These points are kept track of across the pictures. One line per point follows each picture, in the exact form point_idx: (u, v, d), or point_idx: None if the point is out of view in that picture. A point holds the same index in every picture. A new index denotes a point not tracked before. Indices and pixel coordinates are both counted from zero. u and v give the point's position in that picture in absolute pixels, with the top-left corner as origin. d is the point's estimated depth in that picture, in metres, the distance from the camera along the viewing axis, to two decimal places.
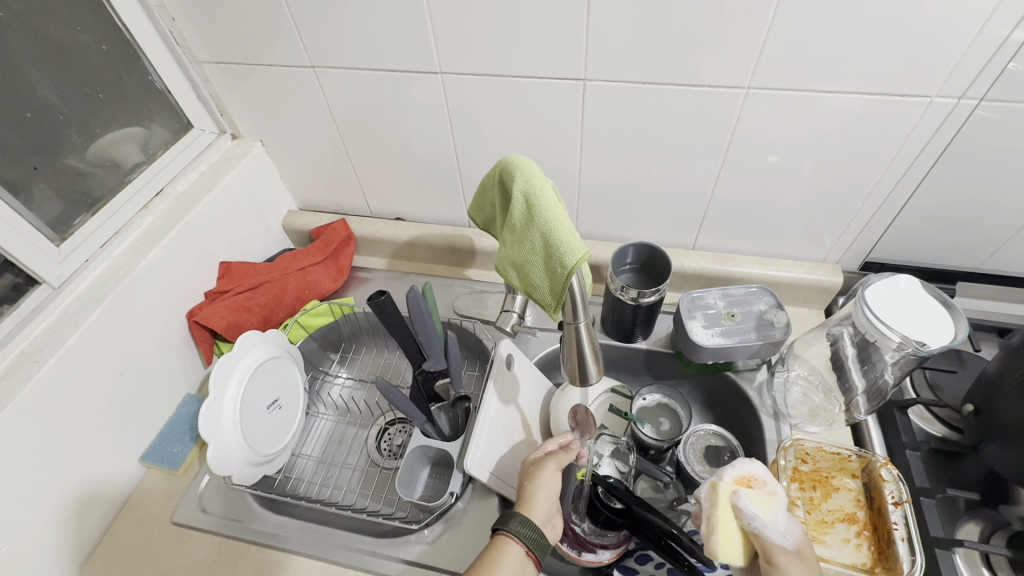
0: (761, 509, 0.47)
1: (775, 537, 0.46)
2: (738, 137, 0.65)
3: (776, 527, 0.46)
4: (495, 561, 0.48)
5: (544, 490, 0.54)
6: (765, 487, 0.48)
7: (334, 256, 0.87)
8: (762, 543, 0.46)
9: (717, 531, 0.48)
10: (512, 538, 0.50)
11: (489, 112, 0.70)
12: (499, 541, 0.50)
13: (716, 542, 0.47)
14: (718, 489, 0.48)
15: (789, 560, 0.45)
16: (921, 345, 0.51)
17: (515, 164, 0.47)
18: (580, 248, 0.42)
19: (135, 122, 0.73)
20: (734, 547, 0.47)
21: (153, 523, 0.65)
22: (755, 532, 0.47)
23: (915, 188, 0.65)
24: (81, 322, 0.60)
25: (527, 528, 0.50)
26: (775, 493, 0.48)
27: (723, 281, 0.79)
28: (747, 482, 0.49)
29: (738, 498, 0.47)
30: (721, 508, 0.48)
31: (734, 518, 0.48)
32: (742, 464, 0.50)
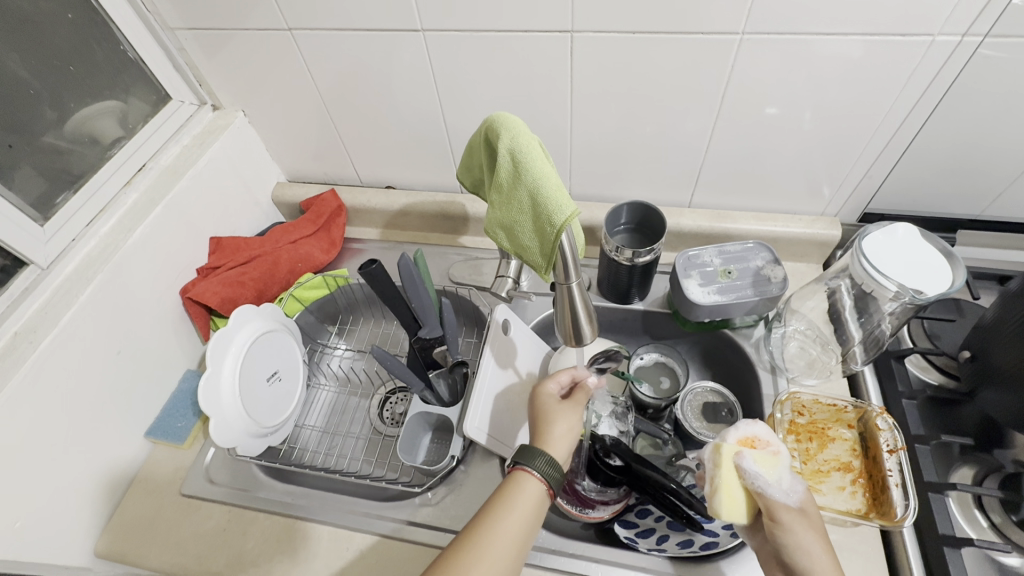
0: (765, 469, 0.48)
1: (779, 496, 0.47)
2: (733, 87, 0.63)
3: (779, 486, 0.47)
4: (514, 494, 0.49)
5: (567, 431, 0.56)
6: (769, 446, 0.49)
7: (325, 227, 0.86)
8: (765, 502, 0.47)
9: (720, 492, 0.48)
10: (534, 475, 0.50)
11: (475, 71, 0.68)
12: (524, 479, 0.50)
13: (719, 503, 0.48)
14: (722, 451, 0.49)
15: (793, 518, 0.47)
16: (919, 294, 0.50)
17: (500, 122, 0.46)
18: (568, 205, 0.41)
19: (110, 95, 0.70)
20: (737, 507, 0.48)
21: (163, 495, 0.66)
22: (758, 491, 0.48)
23: (916, 136, 0.64)
24: (73, 302, 0.60)
25: (551, 468, 0.51)
26: (779, 453, 0.48)
27: (720, 238, 0.78)
28: (750, 443, 0.50)
29: (742, 459, 0.48)
30: (723, 469, 0.49)
31: (737, 478, 0.48)
32: (745, 425, 0.51)
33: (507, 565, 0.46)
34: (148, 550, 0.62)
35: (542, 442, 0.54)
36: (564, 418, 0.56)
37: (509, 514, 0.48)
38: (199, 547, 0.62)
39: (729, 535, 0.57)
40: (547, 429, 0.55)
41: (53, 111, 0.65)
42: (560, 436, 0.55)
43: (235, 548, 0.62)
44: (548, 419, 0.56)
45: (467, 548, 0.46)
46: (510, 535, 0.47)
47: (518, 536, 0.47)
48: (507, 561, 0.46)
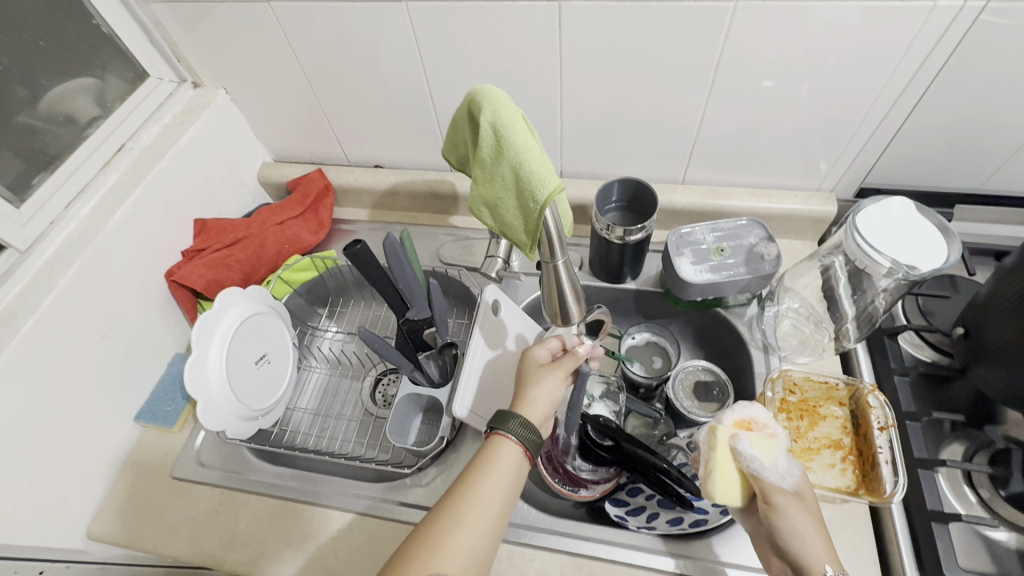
0: (761, 452, 0.47)
1: (774, 479, 0.47)
2: (727, 59, 0.60)
3: (775, 470, 0.47)
4: (491, 460, 0.50)
5: (544, 394, 0.55)
6: (765, 429, 0.49)
7: (313, 208, 0.85)
8: (760, 486, 0.47)
9: (715, 475, 0.48)
10: (508, 439, 0.51)
11: (460, 46, 0.66)
12: (499, 443, 0.51)
13: (714, 485, 0.48)
14: (718, 433, 0.49)
15: (787, 501, 0.46)
16: (912, 269, 0.49)
17: (482, 94, 0.44)
18: (552, 180, 0.40)
19: (85, 72, 0.68)
20: (731, 489, 0.48)
21: (154, 478, 0.66)
22: (753, 474, 0.47)
23: (914, 108, 0.62)
24: (53, 285, 0.59)
25: (526, 431, 0.51)
26: (775, 436, 0.48)
27: (714, 215, 0.76)
28: (746, 426, 0.49)
29: (737, 441, 0.48)
30: (719, 451, 0.48)
31: (732, 461, 0.48)
32: (742, 408, 0.51)
33: (487, 529, 0.47)
34: (141, 533, 0.62)
35: (515, 406, 0.54)
36: (542, 380, 0.56)
37: (486, 479, 0.48)
38: (191, 528, 0.62)
39: (719, 513, 0.57)
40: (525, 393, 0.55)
41: (25, 90, 0.63)
42: (532, 399, 0.54)
43: (228, 530, 0.62)
44: (528, 383, 0.56)
45: (446, 514, 0.47)
46: (491, 496, 0.48)
47: (497, 499, 0.48)
48: (486, 524, 0.47)
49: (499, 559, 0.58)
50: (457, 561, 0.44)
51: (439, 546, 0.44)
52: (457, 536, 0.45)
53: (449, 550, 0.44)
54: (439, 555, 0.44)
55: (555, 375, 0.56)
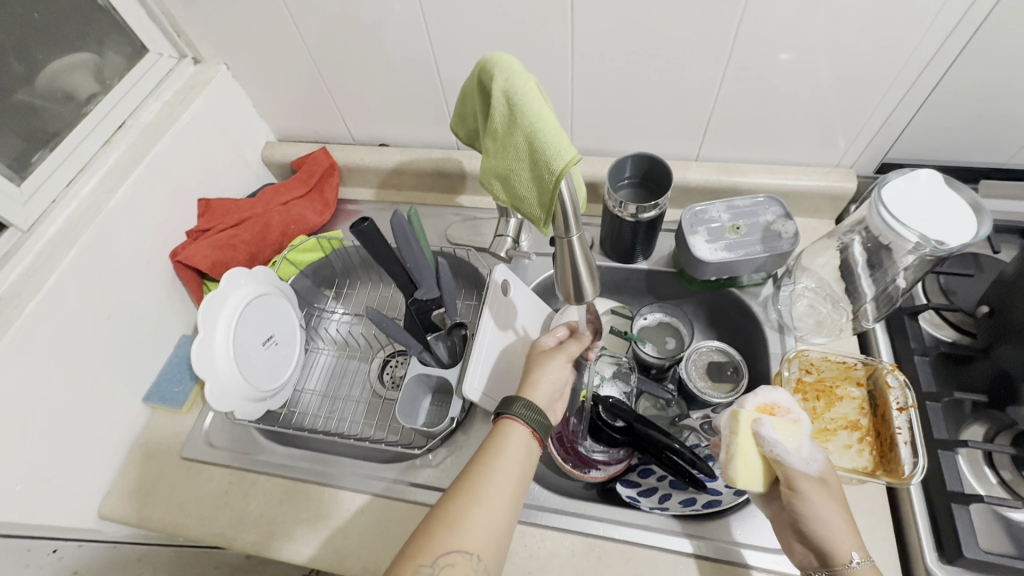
0: (784, 437, 0.46)
1: (798, 464, 0.46)
2: (747, 28, 0.58)
3: (799, 454, 0.46)
4: (503, 441, 0.51)
5: (548, 377, 0.56)
6: (789, 414, 0.48)
7: (318, 188, 0.83)
8: (784, 471, 0.46)
9: (737, 460, 0.47)
10: (516, 421, 0.51)
11: (467, 17, 0.63)
12: (505, 426, 0.52)
13: (735, 470, 0.47)
14: (740, 417, 0.48)
15: (812, 487, 0.46)
16: (939, 244, 0.47)
17: (494, 62, 0.42)
18: (568, 149, 0.38)
19: (82, 47, 0.66)
20: (754, 474, 0.47)
21: (164, 458, 0.66)
22: (776, 459, 0.47)
23: (941, 79, 0.59)
24: (56, 265, 0.58)
25: (531, 412, 0.52)
26: (799, 421, 0.47)
27: (729, 193, 0.74)
28: (769, 411, 0.49)
29: (760, 426, 0.47)
30: (741, 436, 0.47)
31: (755, 446, 0.47)
32: (765, 392, 0.50)
33: (504, 508, 0.47)
34: (151, 512, 0.63)
35: (521, 389, 0.55)
36: (544, 366, 0.57)
37: (499, 460, 0.49)
38: (202, 508, 0.62)
39: (733, 494, 0.56)
40: (532, 376, 0.56)
41: (21, 65, 0.61)
42: (537, 382, 0.55)
43: (238, 509, 0.62)
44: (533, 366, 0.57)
45: (463, 492, 0.47)
46: (511, 476, 0.49)
47: (515, 478, 0.49)
48: (503, 504, 0.47)
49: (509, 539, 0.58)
50: (476, 539, 0.45)
51: (458, 524, 0.45)
52: (475, 515, 0.46)
53: (469, 528, 0.45)
54: (458, 533, 0.45)
55: (559, 361, 0.57)
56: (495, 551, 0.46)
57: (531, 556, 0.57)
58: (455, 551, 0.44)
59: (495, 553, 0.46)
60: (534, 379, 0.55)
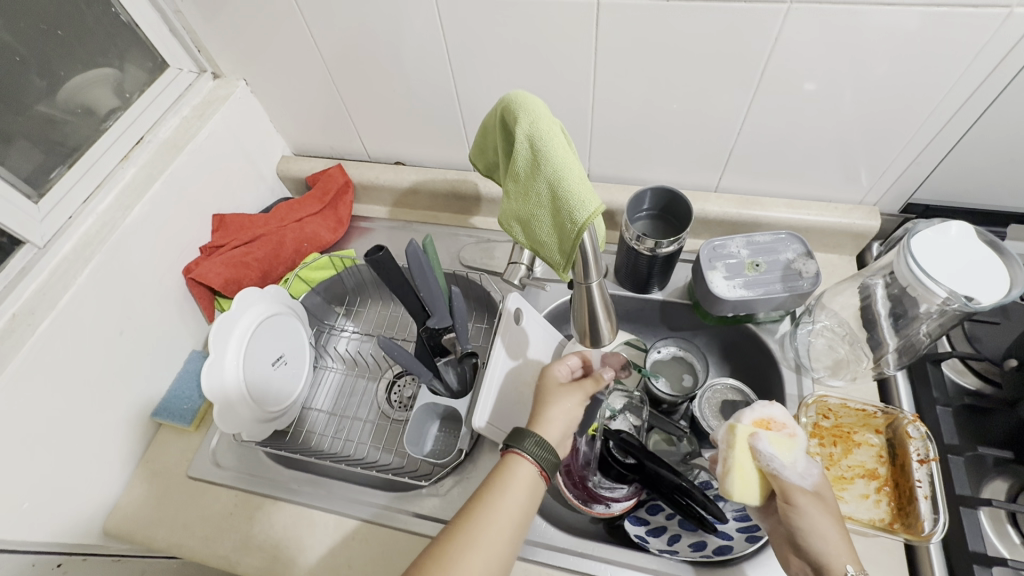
0: (780, 451, 0.46)
1: (794, 478, 0.45)
2: (774, 62, 0.57)
3: (795, 469, 0.46)
4: (508, 477, 0.50)
5: (563, 413, 0.55)
6: (784, 429, 0.48)
7: (332, 205, 0.83)
8: (780, 484, 0.46)
9: (733, 472, 0.47)
10: (524, 456, 0.50)
11: (492, 43, 0.63)
12: (512, 460, 0.51)
13: (732, 484, 0.46)
14: (736, 431, 0.48)
15: (808, 501, 0.45)
16: (970, 300, 0.46)
17: (518, 102, 0.41)
18: (593, 200, 0.37)
19: (103, 62, 0.67)
20: (750, 488, 0.46)
21: (170, 476, 0.66)
22: (772, 473, 0.46)
23: (975, 121, 0.57)
24: (70, 283, 0.58)
25: (541, 450, 0.51)
26: (795, 436, 0.47)
27: (748, 226, 0.73)
28: (765, 425, 0.48)
29: (757, 440, 0.47)
30: (737, 449, 0.47)
31: (751, 460, 0.47)
32: (761, 407, 0.50)
33: (502, 547, 0.47)
34: (156, 533, 0.62)
35: (535, 423, 0.54)
36: (562, 402, 0.56)
37: (500, 498, 0.48)
38: (207, 528, 0.62)
39: (744, 541, 0.55)
40: (543, 410, 0.56)
41: (41, 79, 0.61)
42: (552, 419, 0.54)
43: (243, 532, 0.61)
44: (549, 400, 0.56)
45: (458, 532, 0.47)
46: (510, 513, 0.48)
47: (513, 517, 0.48)
48: (499, 542, 0.47)
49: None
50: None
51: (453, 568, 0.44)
52: (470, 558, 0.45)
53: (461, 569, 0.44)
54: None
55: (575, 397, 0.57)
56: None
57: None
58: None
59: None
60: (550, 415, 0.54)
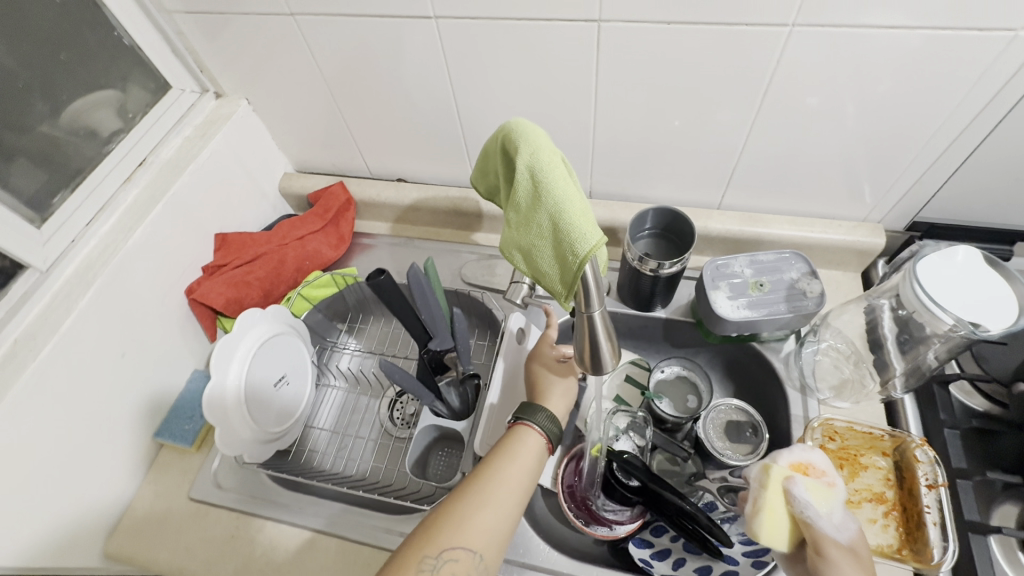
0: (817, 500, 0.43)
1: (829, 530, 0.41)
2: (777, 81, 0.56)
3: (831, 520, 0.42)
4: (517, 445, 0.54)
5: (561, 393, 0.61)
6: (824, 477, 0.44)
7: (334, 222, 0.83)
8: (812, 534, 0.42)
9: (763, 514, 0.43)
10: (533, 428, 0.55)
11: (492, 63, 0.63)
12: (522, 429, 0.55)
13: (760, 526, 0.43)
14: (771, 472, 0.44)
15: (842, 555, 0.41)
16: (977, 327, 0.45)
17: (519, 132, 0.41)
18: (594, 235, 0.37)
19: (106, 84, 0.68)
20: (779, 533, 0.43)
21: (172, 498, 0.66)
22: (806, 521, 0.42)
23: (983, 139, 0.56)
24: (73, 307, 0.58)
25: (551, 423, 0.56)
26: (835, 486, 0.43)
27: (751, 244, 0.73)
28: (803, 470, 0.45)
29: (793, 484, 0.43)
30: (770, 491, 0.44)
31: (784, 504, 0.43)
32: (800, 450, 0.46)
33: (510, 508, 0.49)
34: (156, 556, 0.62)
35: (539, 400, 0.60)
36: (560, 384, 0.61)
37: (512, 463, 0.52)
38: (208, 551, 0.62)
39: (750, 566, 0.55)
40: (546, 390, 0.61)
41: (45, 103, 0.62)
42: (555, 399, 0.60)
43: (244, 554, 0.61)
44: (548, 380, 0.61)
45: (471, 491, 0.49)
46: (519, 477, 0.51)
47: (522, 482, 0.51)
48: (509, 503, 0.49)
49: None
50: (481, 539, 0.46)
51: (464, 521, 0.47)
52: (482, 514, 0.48)
53: (474, 524, 0.47)
54: (465, 531, 0.46)
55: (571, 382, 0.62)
56: (496, 552, 0.47)
57: None
58: (460, 548, 0.45)
59: (496, 551, 0.47)
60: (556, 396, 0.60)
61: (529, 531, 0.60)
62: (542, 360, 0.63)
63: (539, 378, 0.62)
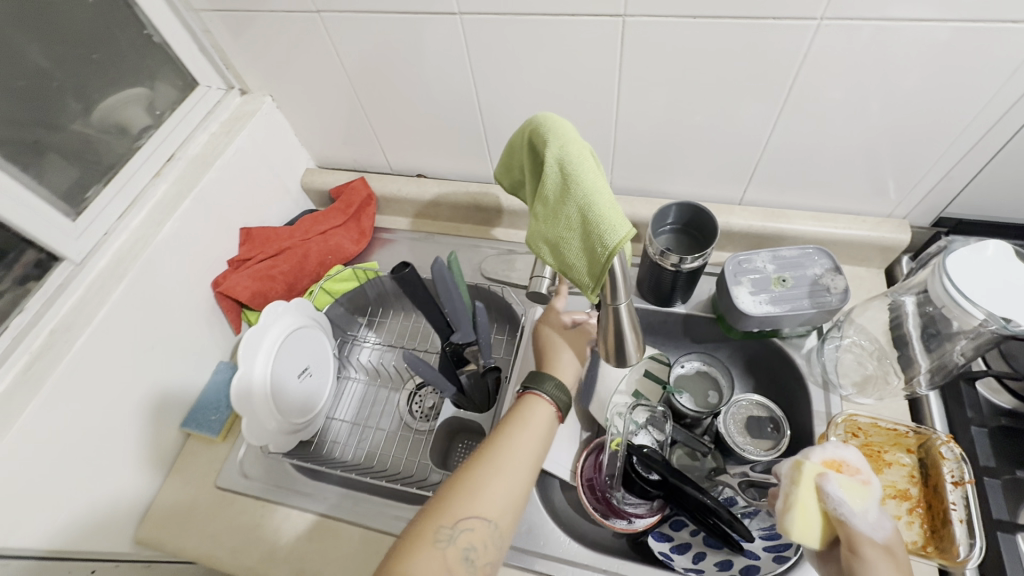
0: (851, 498, 0.43)
1: (865, 528, 0.42)
2: (803, 75, 0.56)
3: (866, 518, 0.42)
4: (527, 415, 0.54)
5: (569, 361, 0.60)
6: (859, 475, 0.44)
7: (356, 216, 0.84)
8: (846, 532, 0.42)
9: (794, 510, 0.43)
10: (542, 396, 0.55)
11: (514, 59, 0.63)
12: (531, 397, 0.55)
13: (792, 522, 0.43)
14: (803, 468, 0.44)
15: (878, 555, 0.41)
16: (1008, 323, 0.45)
17: (548, 126, 0.42)
18: (624, 226, 0.37)
19: (136, 82, 0.69)
20: (811, 529, 0.43)
21: (199, 486, 0.67)
22: (840, 519, 0.42)
23: (1014, 134, 0.55)
24: (106, 299, 0.59)
25: (559, 392, 0.56)
26: (870, 484, 0.43)
27: (773, 239, 0.72)
28: (836, 467, 0.45)
29: (826, 481, 0.43)
30: (802, 487, 0.44)
31: (816, 500, 0.44)
32: (832, 447, 0.46)
33: (522, 477, 0.50)
34: (185, 542, 0.64)
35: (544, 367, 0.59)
36: (568, 351, 0.60)
37: (523, 433, 0.52)
38: (235, 538, 0.63)
39: (771, 560, 0.55)
40: (554, 357, 0.60)
41: (79, 101, 0.64)
42: (563, 366, 0.59)
43: (270, 542, 0.63)
44: (555, 349, 0.60)
45: (484, 460, 0.50)
46: (530, 445, 0.52)
47: (534, 450, 0.52)
48: (521, 472, 0.50)
49: None
50: (494, 508, 0.48)
51: (477, 491, 0.48)
52: (495, 484, 0.48)
53: (488, 493, 0.48)
54: (479, 500, 0.47)
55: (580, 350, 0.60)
56: (510, 519, 0.48)
57: None
58: (475, 517, 0.47)
59: (509, 519, 0.49)
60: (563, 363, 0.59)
61: (550, 523, 0.61)
62: (547, 329, 0.62)
63: (546, 347, 0.61)
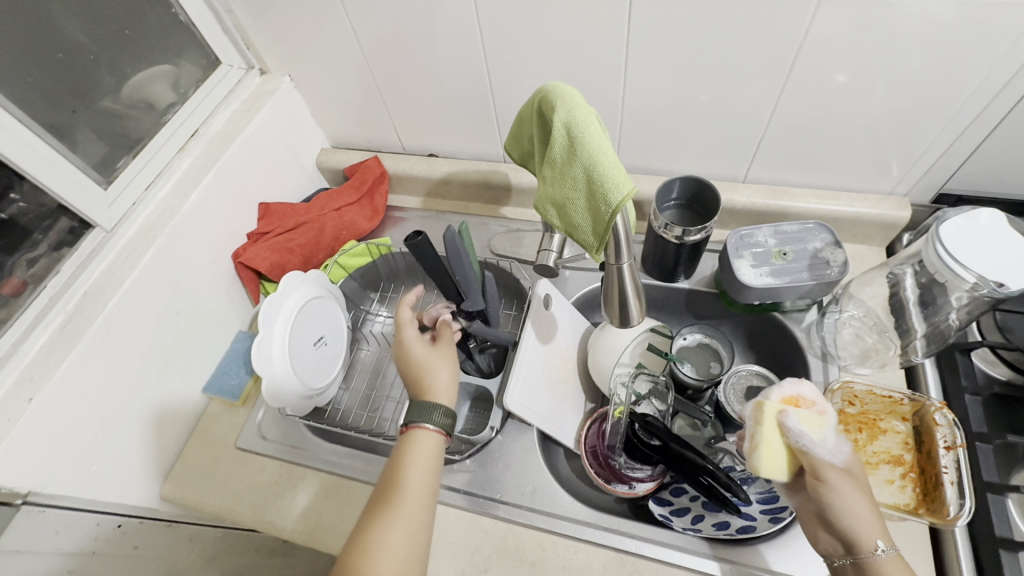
0: (810, 429, 0.46)
1: (825, 454, 0.45)
2: (805, 52, 0.58)
3: (825, 446, 0.46)
4: (410, 453, 0.53)
5: (440, 373, 0.58)
6: (814, 406, 0.48)
7: (368, 194, 0.87)
8: (809, 461, 0.46)
9: (761, 449, 0.47)
10: (426, 427, 0.54)
11: (525, 38, 0.65)
12: (415, 433, 0.54)
13: (759, 459, 0.47)
14: (764, 408, 0.47)
15: (839, 477, 0.45)
16: (999, 286, 0.46)
17: (556, 93, 0.44)
18: (627, 184, 0.39)
19: (162, 60, 0.72)
20: (778, 463, 0.47)
21: (220, 446, 0.71)
22: (802, 450, 0.46)
23: (1012, 109, 0.56)
24: (135, 264, 0.63)
25: (444, 418, 0.55)
26: (825, 414, 0.47)
27: (775, 217, 0.74)
28: (794, 403, 0.48)
29: (787, 416, 0.46)
30: (766, 426, 0.47)
31: (779, 436, 0.47)
32: (789, 385, 0.50)
33: (417, 525, 0.49)
34: (206, 498, 0.67)
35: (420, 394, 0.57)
36: (439, 366, 0.59)
37: (408, 476, 0.51)
38: (254, 495, 0.66)
39: (767, 521, 0.57)
40: (428, 378, 0.58)
41: (111, 77, 0.67)
42: (438, 386, 0.57)
43: (287, 499, 0.66)
44: (422, 371, 0.58)
45: (376, 521, 0.49)
46: (418, 487, 0.51)
47: (423, 492, 0.51)
48: (416, 521, 0.49)
49: (542, 548, 0.60)
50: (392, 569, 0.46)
51: (372, 557, 0.46)
52: (388, 543, 0.47)
53: (382, 553, 0.47)
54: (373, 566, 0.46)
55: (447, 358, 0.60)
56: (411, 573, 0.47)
57: (564, 567, 0.58)
58: None
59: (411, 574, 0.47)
60: (439, 382, 0.57)
61: (554, 484, 0.64)
62: (417, 350, 0.60)
63: (420, 369, 0.59)
